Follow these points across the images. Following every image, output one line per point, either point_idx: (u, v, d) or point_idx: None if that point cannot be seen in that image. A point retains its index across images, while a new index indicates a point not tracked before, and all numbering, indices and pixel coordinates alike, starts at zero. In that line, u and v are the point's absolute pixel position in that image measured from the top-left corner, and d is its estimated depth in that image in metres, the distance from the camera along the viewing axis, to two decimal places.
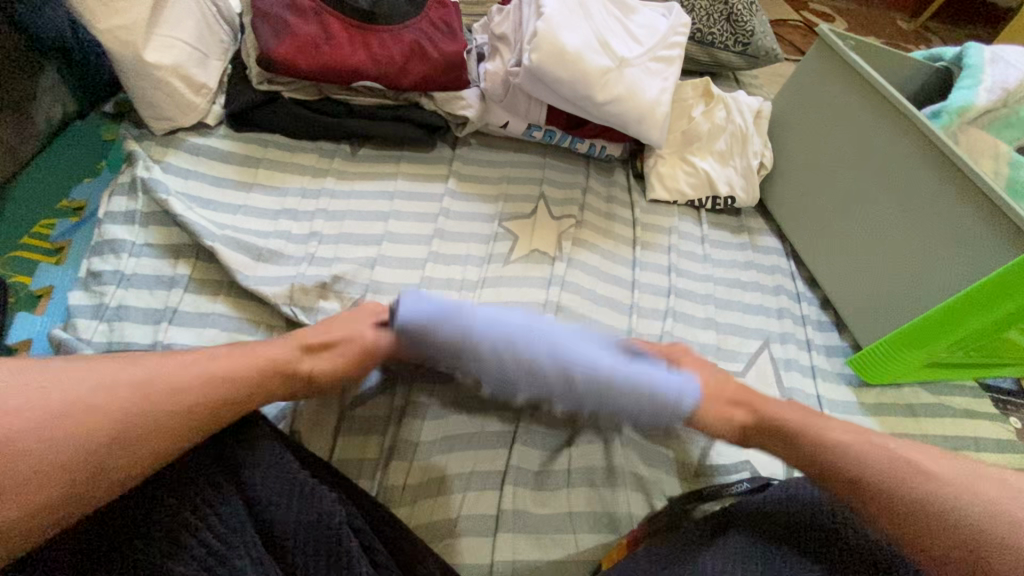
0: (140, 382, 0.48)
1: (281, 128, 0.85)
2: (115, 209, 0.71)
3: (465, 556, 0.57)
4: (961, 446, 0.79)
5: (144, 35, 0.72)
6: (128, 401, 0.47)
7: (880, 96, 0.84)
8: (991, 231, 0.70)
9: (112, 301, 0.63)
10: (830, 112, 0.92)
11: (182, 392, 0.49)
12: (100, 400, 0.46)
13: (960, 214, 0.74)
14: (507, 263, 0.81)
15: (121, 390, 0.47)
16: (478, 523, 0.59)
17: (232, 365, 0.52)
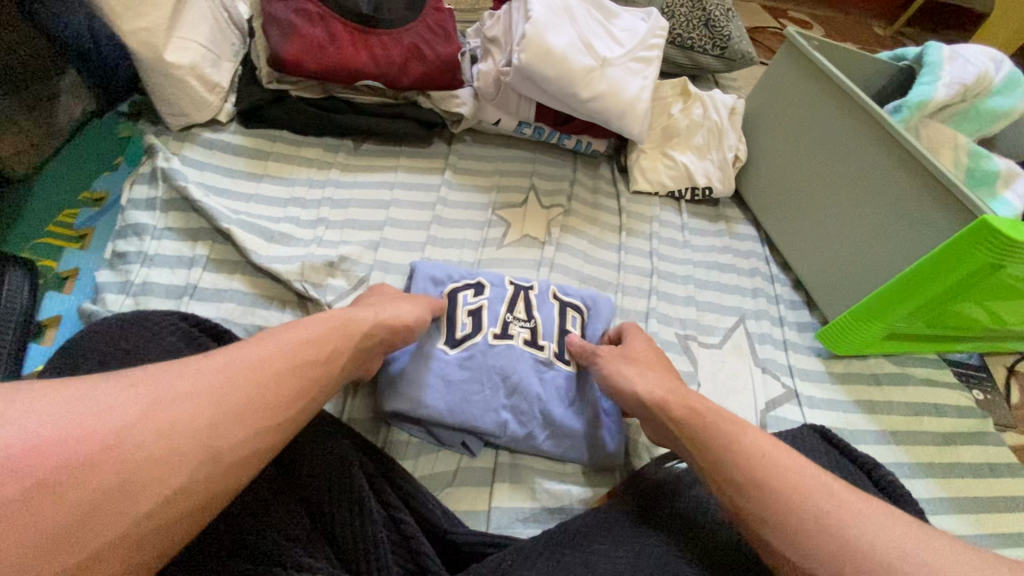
0: (251, 369, 0.42)
1: (289, 125, 0.91)
2: (137, 197, 0.77)
3: (464, 504, 0.62)
4: (921, 412, 0.86)
5: (164, 37, 0.78)
6: (224, 406, 0.39)
7: (840, 90, 0.91)
8: (941, 209, 0.77)
9: (137, 278, 0.69)
10: (797, 108, 1.00)
11: (278, 389, 0.43)
12: (219, 385, 0.40)
13: (913, 194, 0.81)
14: (500, 247, 0.88)
15: (231, 379, 0.41)
16: (476, 475, 0.65)
17: (323, 342, 0.49)
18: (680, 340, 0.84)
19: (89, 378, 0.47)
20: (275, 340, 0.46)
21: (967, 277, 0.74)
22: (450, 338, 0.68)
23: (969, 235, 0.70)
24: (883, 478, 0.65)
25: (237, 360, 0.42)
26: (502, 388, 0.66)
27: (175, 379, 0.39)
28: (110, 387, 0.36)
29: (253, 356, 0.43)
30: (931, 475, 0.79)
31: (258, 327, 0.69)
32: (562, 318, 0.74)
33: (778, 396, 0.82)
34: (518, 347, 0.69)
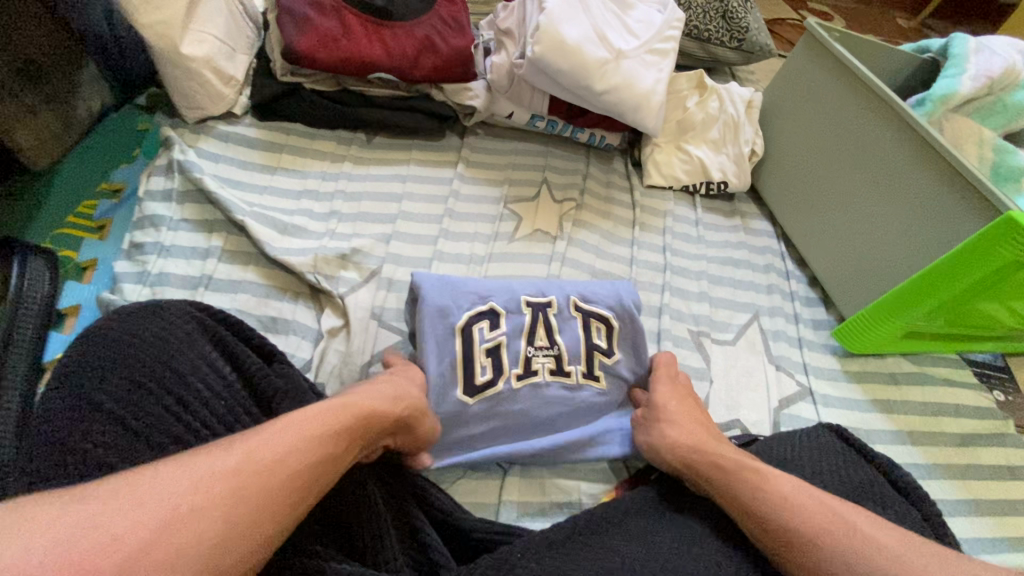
0: (267, 468, 0.40)
1: (302, 117, 0.92)
2: (154, 188, 0.78)
3: (473, 496, 0.63)
4: (939, 413, 0.84)
5: (180, 30, 0.79)
6: (262, 468, 0.40)
7: (867, 89, 0.89)
8: (966, 204, 0.75)
9: (154, 268, 0.70)
10: (818, 104, 0.97)
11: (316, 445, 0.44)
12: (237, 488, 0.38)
13: (935, 195, 0.79)
14: (512, 241, 0.88)
15: (248, 483, 0.39)
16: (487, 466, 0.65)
17: (340, 422, 0.47)
18: (692, 336, 0.83)
19: (109, 364, 0.48)
20: (293, 429, 0.44)
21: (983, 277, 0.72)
22: (472, 386, 0.63)
23: (995, 232, 0.68)
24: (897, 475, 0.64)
25: (253, 456, 0.40)
26: (525, 433, 0.65)
27: (172, 482, 0.37)
28: (112, 500, 0.35)
29: (254, 443, 0.41)
30: (949, 476, 0.77)
31: (271, 318, 0.69)
32: (586, 334, 0.70)
33: (793, 395, 0.81)
34: (545, 383, 0.66)
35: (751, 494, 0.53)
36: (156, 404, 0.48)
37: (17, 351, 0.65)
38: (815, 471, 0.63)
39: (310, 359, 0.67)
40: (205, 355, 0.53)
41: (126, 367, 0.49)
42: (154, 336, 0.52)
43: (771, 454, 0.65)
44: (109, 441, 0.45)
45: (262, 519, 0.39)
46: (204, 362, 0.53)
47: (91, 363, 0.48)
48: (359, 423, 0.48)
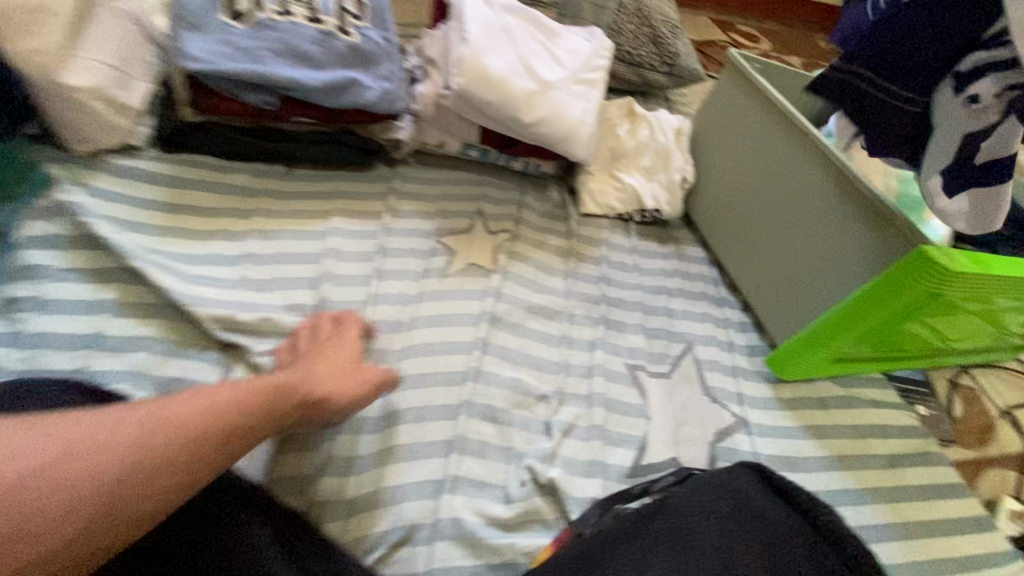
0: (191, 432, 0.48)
1: (211, 150, 0.85)
2: (34, 234, 0.69)
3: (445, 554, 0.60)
4: (870, 435, 0.85)
5: (62, 57, 0.70)
6: (177, 422, 0.48)
7: (793, 127, 0.88)
8: (887, 240, 0.74)
9: (31, 328, 0.63)
10: (737, 125, 0.99)
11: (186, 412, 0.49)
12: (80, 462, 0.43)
13: (861, 241, 0.78)
14: (444, 278, 0.83)
15: (123, 436, 0.45)
16: (415, 508, 0.62)
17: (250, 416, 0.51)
18: (629, 371, 0.82)
19: None
20: None
21: (917, 297, 0.71)
22: None
23: (907, 267, 0.68)
24: (823, 523, 0.61)
25: (118, 415, 0.46)
26: None
27: (87, 424, 0.45)
28: (54, 421, 0.44)
29: (132, 412, 0.47)
30: (880, 500, 0.78)
31: (172, 379, 0.63)
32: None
33: (728, 427, 0.80)
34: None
35: (707, 527, 0.58)
36: None
37: None
38: (759, 505, 0.62)
39: None
40: None
41: None
42: None
43: (689, 496, 0.63)
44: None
45: (165, 487, 0.45)
46: None
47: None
48: (240, 425, 0.51)
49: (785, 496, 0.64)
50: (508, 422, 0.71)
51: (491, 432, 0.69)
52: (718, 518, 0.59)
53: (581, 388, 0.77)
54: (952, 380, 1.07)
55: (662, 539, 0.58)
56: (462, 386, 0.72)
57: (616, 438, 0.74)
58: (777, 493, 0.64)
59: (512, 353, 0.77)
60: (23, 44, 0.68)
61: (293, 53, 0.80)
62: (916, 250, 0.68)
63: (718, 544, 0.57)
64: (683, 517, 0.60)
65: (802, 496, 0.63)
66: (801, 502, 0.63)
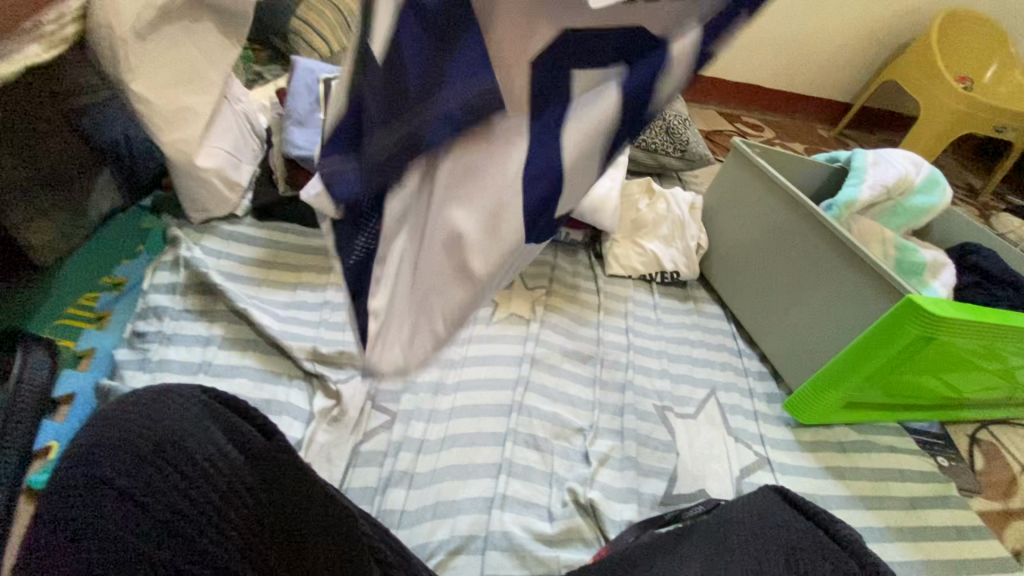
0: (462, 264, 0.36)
1: (298, 219, 1.02)
2: (158, 282, 0.84)
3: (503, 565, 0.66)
4: (888, 478, 0.91)
5: (196, 146, 0.88)
6: None
7: (786, 197, 1.01)
8: (881, 293, 0.85)
9: (155, 354, 0.76)
10: (736, 196, 1.12)
11: None
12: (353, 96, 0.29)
13: (862, 293, 0.88)
14: (490, 324, 0.95)
15: None
16: (470, 521, 0.69)
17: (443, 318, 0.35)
18: (658, 410, 0.90)
19: (102, 446, 0.48)
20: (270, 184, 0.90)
21: (913, 340, 0.79)
22: None
23: (899, 314, 0.78)
24: (840, 533, 0.64)
25: None
26: None
27: None
28: None
29: None
30: (902, 538, 0.83)
31: (265, 400, 0.75)
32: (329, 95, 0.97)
33: (752, 464, 0.86)
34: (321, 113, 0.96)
35: (730, 541, 0.64)
36: (160, 479, 0.48)
37: (8, 442, 0.67)
38: (777, 518, 0.66)
39: (301, 438, 0.72)
40: (211, 438, 0.52)
41: (132, 447, 0.48)
42: (138, 417, 0.51)
43: (718, 522, 0.68)
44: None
45: None
46: (202, 439, 0.51)
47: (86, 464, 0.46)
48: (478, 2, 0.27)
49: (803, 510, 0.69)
50: (551, 450, 0.79)
51: (535, 458, 0.78)
52: (740, 532, 0.65)
53: (615, 423, 0.86)
54: (971, 435, 1.11)
55: (686, 553, 0.63)
56: (509, 417, 0.81)
57: (649, 469, 0.81)
58: (800, 510, 0.69)
59: (552, 391, 0.87)
60: (169, 135, 0.84)
61: None
62: (905, 299, 0.77)
63: (737, 551, 0.62)
64: (705, 535, 0.66)
65: (813, 508, 0.69)
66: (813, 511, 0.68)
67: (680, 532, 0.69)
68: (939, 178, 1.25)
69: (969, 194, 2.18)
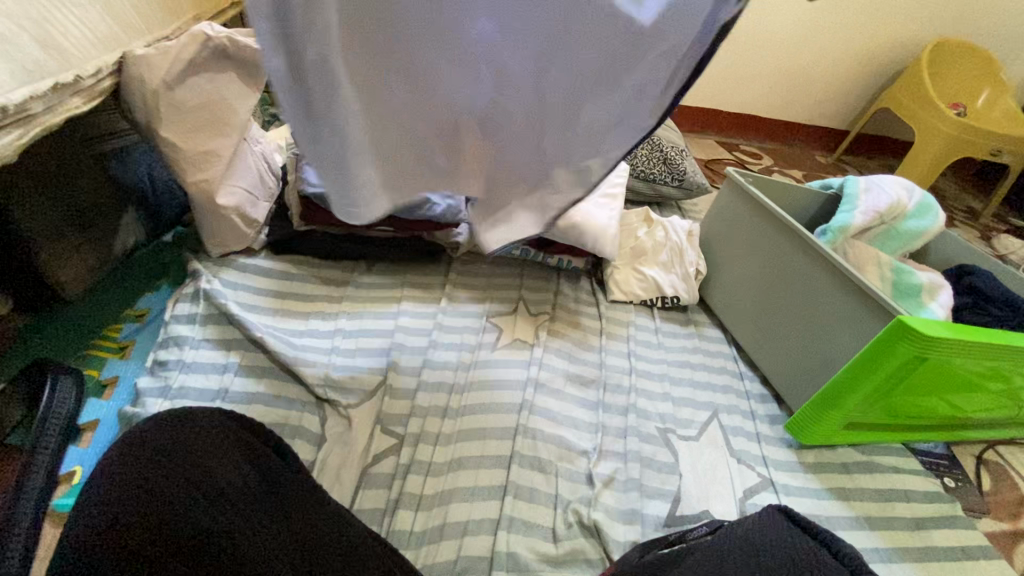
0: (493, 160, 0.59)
1: (311, 251, 1.07)
2: (179, 312, 0.89)
3: None
4: (893, 499, 0.91)
5: (218, 185, 0.94)
6: None
7: (778, 224, 1.05)
8: (874, 315, 0.87)
9: (175, 382, 0.79)
10: (730, 223, 1.16)
11: None
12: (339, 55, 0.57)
13: (857, 315, 0.90)
14: (495, 349, 0.98)
15: None
16: (477, 541, 0.71)
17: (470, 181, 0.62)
18: (660, 432, 0.91)
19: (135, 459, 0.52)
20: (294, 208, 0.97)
21: (907, 359, 0.81)
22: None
23: (891, 334, 0.80)
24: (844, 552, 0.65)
25: None
26: None
27: None
28: None
29: None
30: (909, 560, 0.83)
31: (280, 425, 0.78)
32: None
33: (755, 485, 0.87)
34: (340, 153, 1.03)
35: (734, 558, 0.64)
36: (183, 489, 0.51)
37: (37, 467, 0.70)
38: (780, 538, 0.67)
39: (313, 460, 0.75)
40: (230, 457, 0.57)
41: (160, 462, 0.53)
42: (167, 433, 0.56)
43: (722, 541, 0.69)
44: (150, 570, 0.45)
45: None
46: (224, 456, 0.56)
47: (119, 475, 0.50)
48: None
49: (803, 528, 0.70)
50: (556, 471, 0.81)
51: (540, 479, 0.80)
52: (744, 550, 0.65)
53: (617, 444, 0.88)
54: (978, 456, 1.10)
55: (690, 571, 0.64)
56: (513, 440, 0.83)
57: (652, 490, 0.83)
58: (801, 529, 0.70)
59: (555, 413, 0.89)
60: (193, 175, 0.90)
61: None
62: (896, 319, 0.80)
63: (738, 567, 0.63)
64: (708, 553, 0.67)
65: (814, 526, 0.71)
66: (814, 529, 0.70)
67: (683, 551, 0.70)
68: (932, 203, 1.29)
69: (971, 216, 2.21)
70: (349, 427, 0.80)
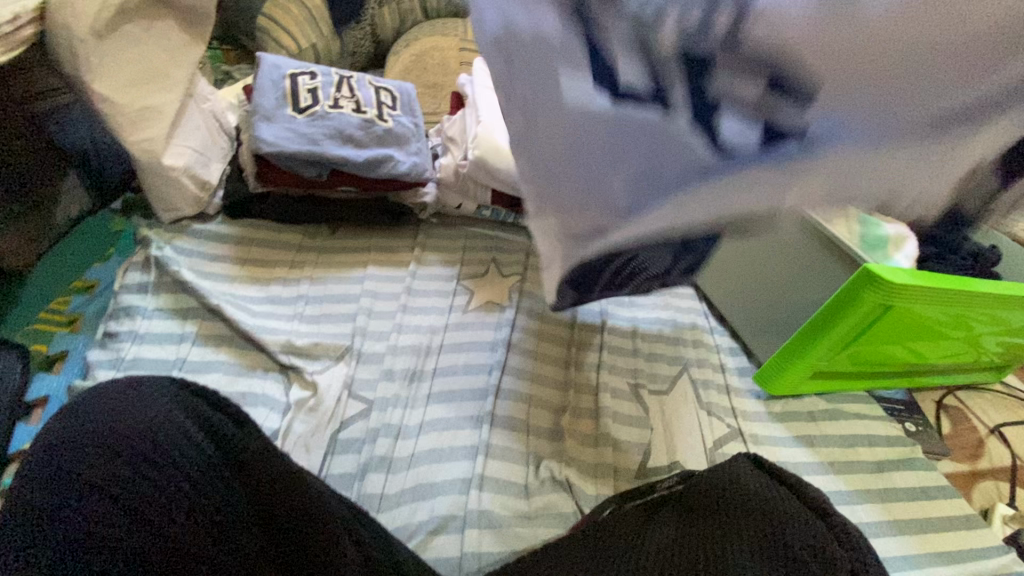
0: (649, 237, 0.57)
1: (270, 215, 1.02)
2: (130, 282, 0.85)
3: (488, 544, 0.68)
4: (856, 444, 0.94)
5: (162, 145, 0.88)
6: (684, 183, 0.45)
7: None
8: (841, 266, 0.87)
9: (128, 354, 0.76)
10: None
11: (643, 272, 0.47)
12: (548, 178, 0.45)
13: (827, 266, 0.90)
14: (466, 311, 0.95)
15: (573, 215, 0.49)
16: (449, 502, 0.71)
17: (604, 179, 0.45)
18: (632, 389, 0.92)
19: (76, 431, 0.50)
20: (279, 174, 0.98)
21: (873, 307, 0.82)
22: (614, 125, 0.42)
23: (857, 283, 0.81)
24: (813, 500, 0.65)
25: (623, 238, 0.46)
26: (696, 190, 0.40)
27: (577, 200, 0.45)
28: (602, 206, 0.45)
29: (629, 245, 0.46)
30: (869, 501, 0.87)
31: (240, 393, 0.76)
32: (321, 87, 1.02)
33: (725, 435, 0.89)
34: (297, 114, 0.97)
35: (701, 519, 0.64)
36: (119, 465, 0.49)
37: None
38: (748, 489, 0.67)
39: (278, 427, 0.74)
40: (179, 426, 0.53)
41: (97, 437, 0.50)
42: (113, 403, 0.53)
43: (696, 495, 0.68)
44: (83, 574, 0.44)
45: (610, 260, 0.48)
46: (169, 424, 0.53)
47: (60, 460, 0.49)
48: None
49: (775, 476, 0.70)
50: (528, 431, 0.81)
51: (513, 440, 0.79)
52: (709, 507, 0.65)
53: (591, 402, 0.87)
54: (937, 401, 1.14)
55: (655, 530, 0.64)
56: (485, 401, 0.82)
57: (625, 445, 0.83)
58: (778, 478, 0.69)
59: (527, 373, 0.88)
60: (135, 135, 0.85)
61: (342, 136, 0.98)
62: (862, 268, 0.80)
63: (702, 523, 0.64)
64: (675, 511, 0.67)
65: (784, 474, 0.70)
66: (790, 480, 0.68)
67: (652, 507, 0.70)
68: None
69: None
70: (314, 394, 0.78)
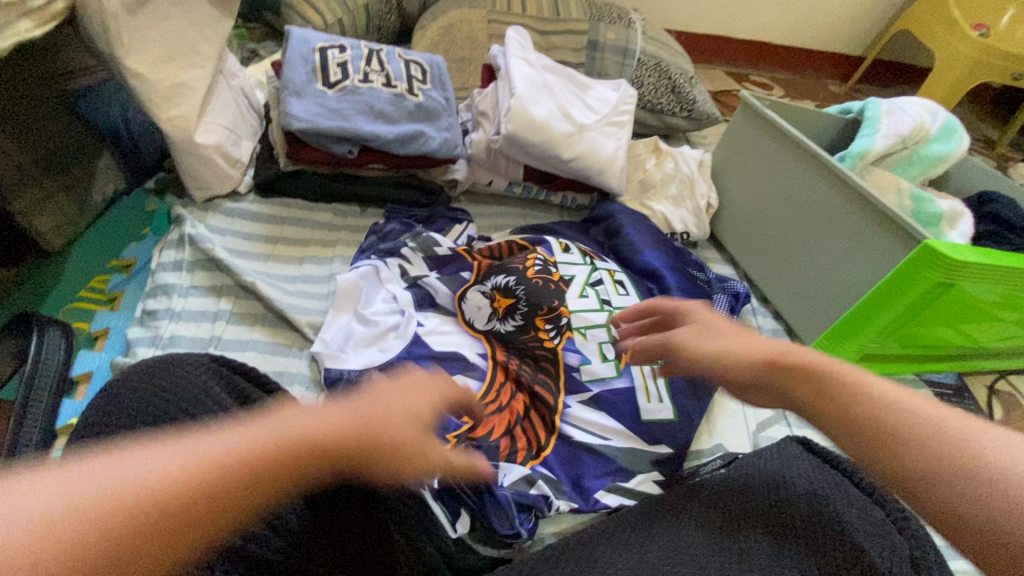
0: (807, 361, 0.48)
1: (300, 194, 1.01)
2: (165, 260, 0.85)
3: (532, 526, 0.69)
4: None
5: (194, 122, 0.87)
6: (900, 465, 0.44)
7: (795, 148, 0.98)
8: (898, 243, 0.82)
9: (165, 332, 0.76)
10: (745, 152, 1.10)
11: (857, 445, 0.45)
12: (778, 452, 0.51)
13: (881, 242, 0.85)
14: None
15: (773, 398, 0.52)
16: None
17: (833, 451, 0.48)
18: None
19: (125, 406, 0.50)
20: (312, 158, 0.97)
21: (933, 285, 0.77)
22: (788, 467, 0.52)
23: (916, 260, 0.76)
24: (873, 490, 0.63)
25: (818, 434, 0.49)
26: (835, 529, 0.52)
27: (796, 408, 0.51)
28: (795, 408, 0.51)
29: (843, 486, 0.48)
30: None
31: (275, 371, 0.76)
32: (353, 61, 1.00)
33: (768, 419, 0.86)
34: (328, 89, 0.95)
35: (753, 495, 0.61)
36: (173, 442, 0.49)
37: (30, 420, 0.67)
38: (797, 469, 0.65)
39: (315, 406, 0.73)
40: (222, 403, 0.53)
41: (147, 412, 0.50)
42: (156, 376, 0.53)
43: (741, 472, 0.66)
44: None
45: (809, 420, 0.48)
46: (213, 399, 0.52)
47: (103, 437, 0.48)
48: None
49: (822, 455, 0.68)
50: None
51: None
52: (762, 487, 0.62)
53: None
54: (990, 386, 1.09)
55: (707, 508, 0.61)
56: None
57: None
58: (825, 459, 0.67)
59: None
60: (169, 111, 0.84)
61: (373, 112, 0.96)
62: (922, 244, 0.75)
63: (760, 500, 0.60)
64: (724, 487, 0.64)
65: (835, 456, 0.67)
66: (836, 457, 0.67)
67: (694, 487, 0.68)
68: (958, 124, 1.21)
69: (986, 145, 2.12)
70: None
